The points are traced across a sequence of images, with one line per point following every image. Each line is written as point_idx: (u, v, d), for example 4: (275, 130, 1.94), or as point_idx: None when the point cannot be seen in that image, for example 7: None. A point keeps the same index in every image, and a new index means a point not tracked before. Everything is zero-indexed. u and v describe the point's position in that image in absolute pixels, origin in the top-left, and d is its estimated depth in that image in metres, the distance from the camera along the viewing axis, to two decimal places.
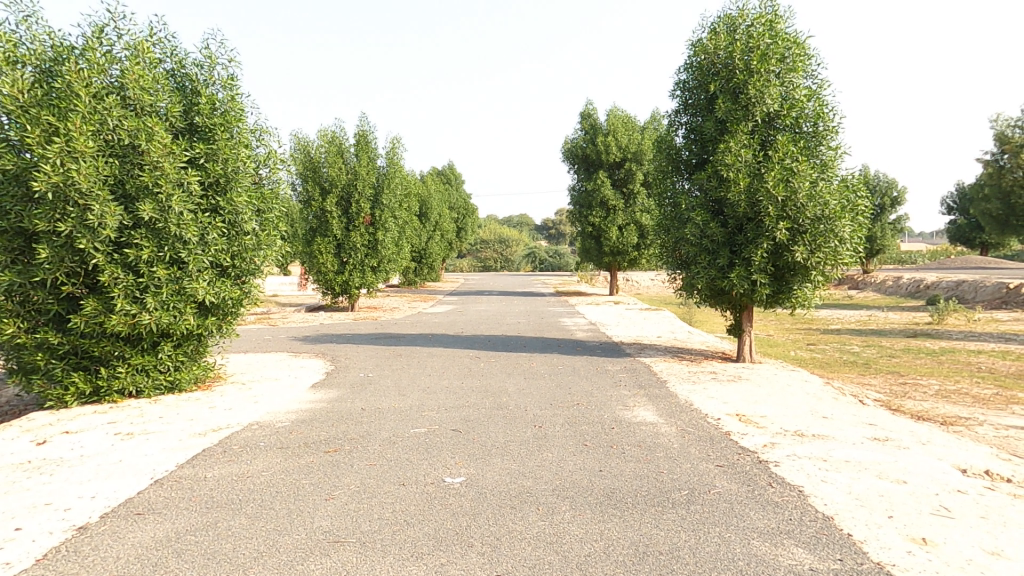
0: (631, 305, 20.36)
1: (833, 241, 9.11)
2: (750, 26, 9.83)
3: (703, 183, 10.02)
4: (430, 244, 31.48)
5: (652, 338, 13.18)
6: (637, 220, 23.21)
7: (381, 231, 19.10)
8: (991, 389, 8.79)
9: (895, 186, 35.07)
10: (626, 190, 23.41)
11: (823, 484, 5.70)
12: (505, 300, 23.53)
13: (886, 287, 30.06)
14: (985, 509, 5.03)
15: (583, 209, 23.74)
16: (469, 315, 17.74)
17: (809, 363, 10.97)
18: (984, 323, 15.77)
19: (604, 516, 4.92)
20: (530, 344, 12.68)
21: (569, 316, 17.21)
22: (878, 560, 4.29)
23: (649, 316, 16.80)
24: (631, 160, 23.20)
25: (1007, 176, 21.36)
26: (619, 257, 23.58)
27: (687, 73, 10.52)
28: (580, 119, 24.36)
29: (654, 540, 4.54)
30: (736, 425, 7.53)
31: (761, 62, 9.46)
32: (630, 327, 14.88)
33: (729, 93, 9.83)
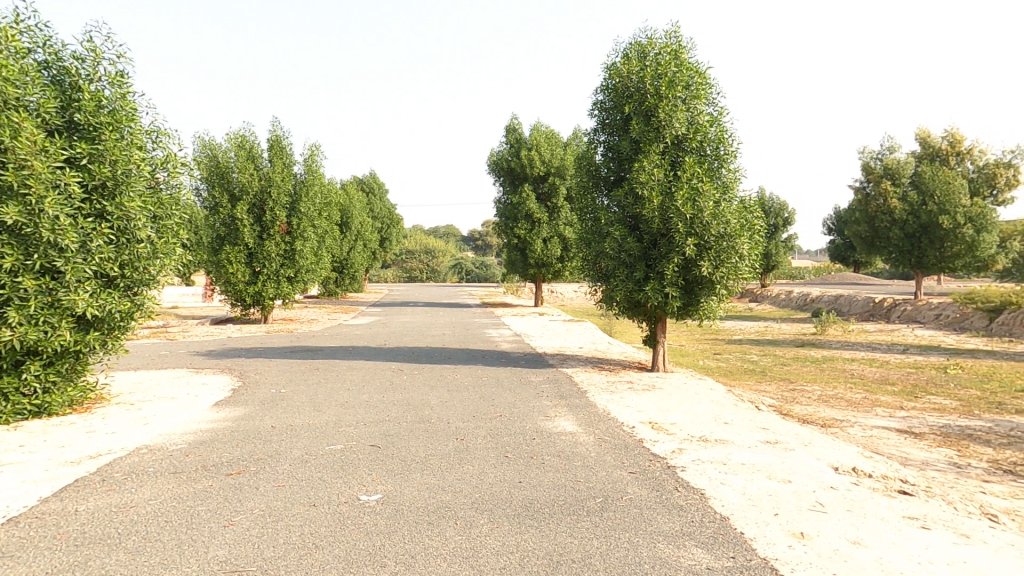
0: (555, 316, 20.84)
1: (734, 256, 9.79)
2: (658, 53, 10.45)
3: (620, 200, 10.45)
4: (352, 254, 30.57)
5: (574, 349, 13.53)
6: (561, 234, 23.76)
7: (298, 240, 18.29)
8: (861, 393, 9.81)
9: (786, 208, 38.34)
10: (550, 204, 23.97)
11: (722, 486, 6.07)
12: (431, 311, 23.32)
13: (781, 299, 32.72)
14: (851, 503, 5.57)
15: (509, 221, 24.11)
16: (392, 326, 17.34)
17: (714, 372, 11.70)
18: (858, 334, 17.58)
19: (520, 527, 4.96)
20: (455, 356, 12.60)
21: (493, 327, 17.30)
22: (764, 556, 4.62)
23: (572, 326, 17.26)
24: (555, 174, 23.72)
25: (872, 202, 25.02)
26: (544, 269, 24.11)
27: (603, 94, 11.01)
28: (505, 132, 24.74)
29: (568, 548, 4.63)
30: (649, 433, 7.84)
31: (669, 88, 10.06)
32: (554, 338, 15.19)
33: (642, 115, 10.38)
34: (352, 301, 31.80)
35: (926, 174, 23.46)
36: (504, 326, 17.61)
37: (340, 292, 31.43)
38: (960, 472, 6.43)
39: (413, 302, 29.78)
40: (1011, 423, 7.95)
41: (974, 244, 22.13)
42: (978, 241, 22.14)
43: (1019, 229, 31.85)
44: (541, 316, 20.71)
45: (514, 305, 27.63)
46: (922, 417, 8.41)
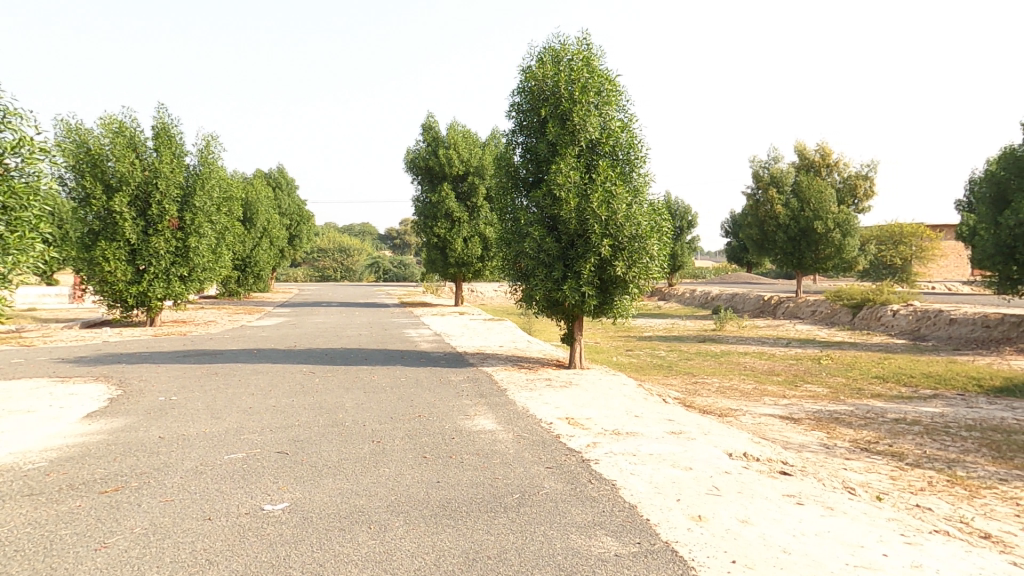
0: (475, 315, 20.83)
1: (645, 257, 10.22)
2: (570, 59, 10.74)
3: (539, 201, 10.58)
4: (257, 252, 28.68)
5: (494, 348, 13.57)
6: (480, 233, 23.77)
7: (192, 236, 16.88)
8: (753, 384, 10.74)
9: (691, 212, 40.83)
10: (470, 203, 23.92)
11: (632, 476, 6.33)
12: (346, 311, 22.44)
13: (686, 298, 34.98)
14: (742, 485, 6.04)
15: (428, 220, 23.79)
16: (302, 327, 16.45)
17: (626, 368, 12.24)
18: (751, 329, 19.20)
19: (437, 528, 4.79)
20: (371, 357, 12.16)
21: (412, 327, 16.96)
22: (666, 539, 4.88)
23: (491, 325, 17.33)
24: (473, 174, 23.67)
25: (761, 207, 27.12)
26: (464, 268, 24.05)
27: (520, 96, 11.13)
28: (422, 130, 24.34)
29: (484, 545, 4.58)
30: (565, 428, 7.91)
31: (582, 94, 10.36)
32: (474, 337, 15.14)
33: (557, 119, 10.61)
34: (257, 302, 29.86)
35: (803, 183, 25.98)
36: (423, 326, 17.32)
37: (243, 293, 29.41)
38: (829, 452, 7.21)
39: (327, 302, 28.51)
40: (869, 406, 9.05)
41: (842, 247, 25.14)
42: (844, 244, 25.09)
43: (875, 234, 36.18)
44: (461, 315, 20.58)
45: (433, 304, 27.27)
46: (801, 404, 9.34)
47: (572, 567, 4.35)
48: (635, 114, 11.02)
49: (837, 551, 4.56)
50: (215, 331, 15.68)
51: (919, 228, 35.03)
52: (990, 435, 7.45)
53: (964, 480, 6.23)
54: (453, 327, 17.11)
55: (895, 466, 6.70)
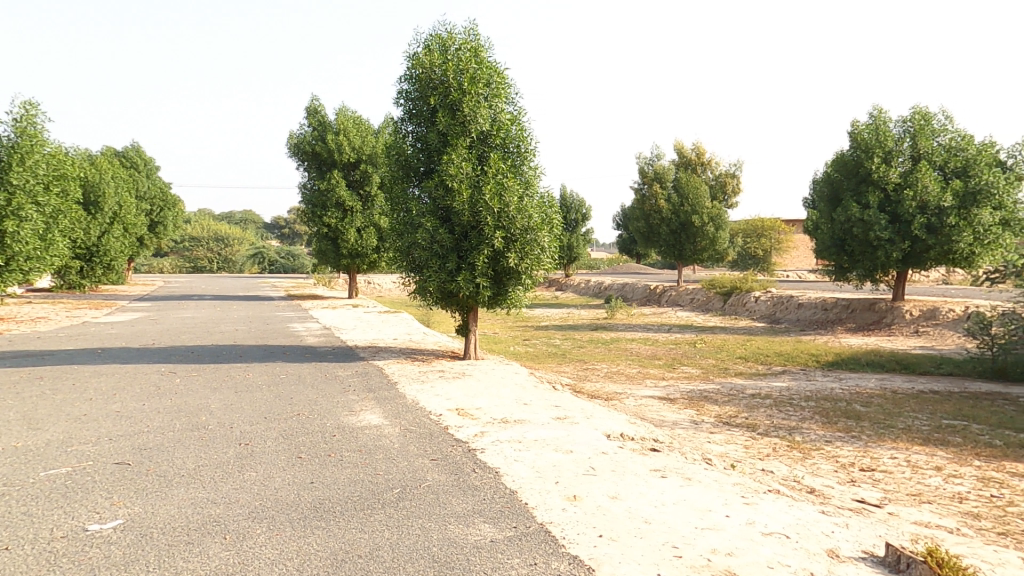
0: (371, 308, 20.19)
1: (537, 249, 10.41)
2: (459, 49, 10.68)
3: (431, 192, 10.42)
4: (106, 241, 25.50)
5: (387, 341, 13.24)
6: (375, 223, 23.01)
7: (11, 220, 14.62)
8: (637, 368, 11.45)
9: (585, 205, 42.16)
10: (363, 192, 23.07)
11: (515, 462, 6.43)
12: (221, 306, 20.68)
13: (582, 288, 36.57)
14: (617, 464, 6.40)
15: (317, 209, 22.60)
16: (165, 324, 14.87)
17: (522, 357, 12.51)
18: (637, 317, 20.49)
19: (305, 530, 4.51)
20: (246, 354, 11.29)
21: (299, 321, 16.04)
22: (541, 521, 5.04)
23: (387, 318, 16.89)
24: (366, 162, 22.82)
25: (646, 201, 29.01)
26: (358, 259, 23.26)
27: (409, 84, 10.88)
28: (307, 114, 23.01)
29: (356, 544, 4.40)
30: (454, 419, 7.83)
31: (471, 85, 10.36)
32: (367, 330, 14.66)
33: (447, 108, 10.51)
34: (110, 296, 26.58)
35: (682, 179, 28.09)
36: (312, 320, 16.45)
37: (90, 285, 26.03)
38: (696, 428, 7.89)
39: (200, 296, 26.00)
40: (732, 384, 10.04)
41: (715, 239, 27.65)
42: (717, 237, 27.63)
43: (743, 228, 40.28)
44: (356, 308, 19.83)
45: (326, 297, 26.07)
46: (677, 385, 10.12)
47: (447, 558, 4.31)
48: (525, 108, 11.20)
49: (689, 517, 5.00)
50: (49, 329, 13.68)
51: (777, 222, 39.53)
52: (822, 403, 8.59)
53: (801, 444, 7.11)
54: (344, 321, 16.41)
55: (748, 436, 7.49)
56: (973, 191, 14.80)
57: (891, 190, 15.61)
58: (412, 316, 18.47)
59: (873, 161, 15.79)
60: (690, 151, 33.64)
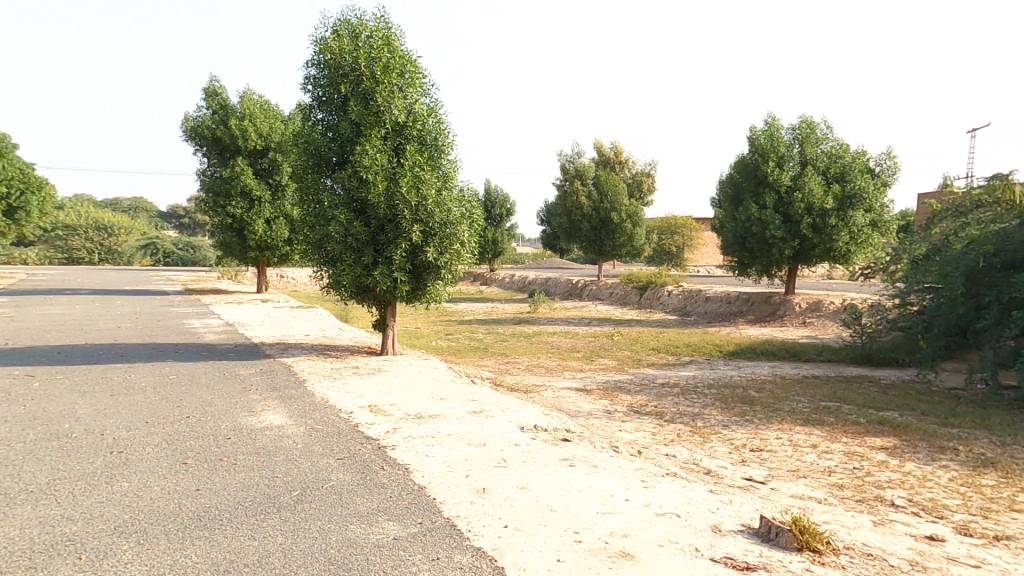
0: (283, 303, 19.16)
1: (456, 243, 10.31)
2: (371, 36, 10.35)
3: (344, 183, 10.03)
4: None
5: (298, 337, 12.62)
6: (286, 214, 21.95)
7: None
8: (556, 361, 11.69)
9: (509, 200, 41.66)
10: (272, 181, 21.91)
11: (426, 458, 6.27)
12: (103, 301, 18.73)
13: (506, 282, 36.87)
14: (528, 456, 6.45)
15: (219, 197, 21.13)
16: (26, 321, 13.19)
17: (444, 351, 12.40)
18: (559, 311, 20.96)
19: (182, 542, 4.15)
20: (128, 354, 10.29)
21: (197, 318, 14.89)
22: (448, 515, 4.91)
23: (300, 313, 16.13)
24: (275, 150, 21.63)
25: (568, 197, 29.75)
26: (267, 252, 22.11)
27: (319, 70, 10.41)
28: (205, 95, 21.36)
29: (243, 552, 4.09)
30: (366, 416, 7.56)
31: (384, 74, 10.06)
32: (275, 326, 13.90)
33: (359, 97, 10.17)
34: None
35: (602, 177, 29.04)
36: (212, 315, 15.34)
37: None
38: (609, 418, 8.15)
39: (76, 290, 23.33)
40: (644, 374, 10.50)
41: (632, 236, 28.83)
42: (634, 233, 28.84)
43: (658, 226, 42.43)
44: (265, 303, 18.72)
45: (232, 291, 24.48)
46: (594, 377, 10.44)
47: (344, 559, 4.10)
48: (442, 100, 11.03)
49: (592, 504, 5.12)
50: None
51: (688, 220, 42.00)
52: (723, 390, 9.18)
53: (702, 429, 7.54)
54: (250, 317, 15.45)
55: (656, 424, 7.85)
56: (849, 195, 16.41)
57: (784, 192, 16.99)
58: (328, 311, 17.78)
59: (769, 164, 17.11)
60: (608, 150, 34.78)
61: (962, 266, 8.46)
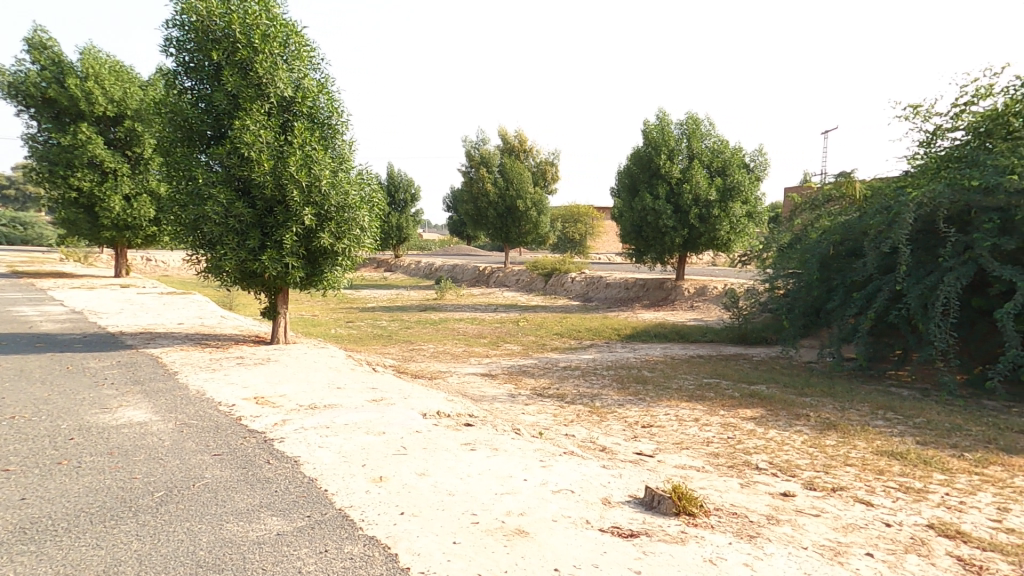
0: (151, 289, 17.14)
1: (356, 229, 9.82)
2: (246, 1, 9.49)
3: (222, 159, 9.15)
4: None
5: (168, 326, 11.40)
6: (151, 191, 19.81)
7: None
8: (462, 347, 11.67)
9: (413, 185, 40.82)
10: (130, 153, 19.62)
11: (319, 449, 5.93)
12: None
13: (412, 268, 36.13)
14: (429, 442, 6.33)
15: (61, 169, 18.46)
16: None
17: (344, 340, 11.86)
18: (466, 297, 20.96)
19: (3, 560, 3.58)
20: None
21: (37, 307, 12.89)
22: (340, 506, 4.67)
23: (171, 300, 14.60)
24: (132, 118, 19.32)
25: (474, 184, 29.74)
26: (128, 232, 19.96)
27: (183, 33, 9.41)
28: (32, 49, 18.41)
29: (85, 564, 3.60)
30: (251, 409, 7.01)
31: (264, 43, 9.27)
32: (137, 314, 12.43)
33: (235, 67, 9.32)
34: None
35: (508, 165, 29.32)
36: (56, 304, 13.35)
37: None
38: (512, 401, 8.28)
39: None
40: (548, 358, 10.80)
41: (538, 224, 29.46)
42: (540, 221, 29.48)
43: (563, 214, 43.80)
44: (126, 289, 16.63)
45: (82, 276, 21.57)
46: (499, 361, 10.55)
47: (215, 560, 3.75)
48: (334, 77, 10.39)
49: (491, 485, 5.14)
50: None
51: (591, 209, 43.82)
52: (619, 371, 9.70)
53: (599, 408, 7.90)
54: (108, 304, 13.63)
55: (557, 405, 8.10)
56: (729, 188, 17.95)
57: (674, 183, 18.25)
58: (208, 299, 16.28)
59: (661, 157, 18.29)
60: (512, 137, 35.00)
61: (817, 255, 9.58)
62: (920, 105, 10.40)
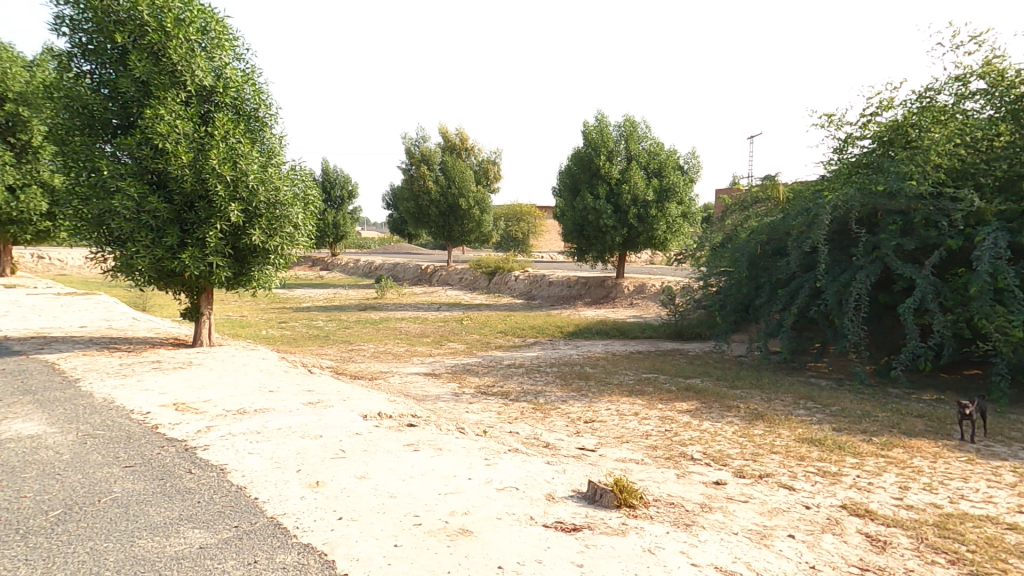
0: (46, 290, 15.45)
1: (289, 226, 9.37)
2: None
3: (130, 150, 8.43)
4: None
5: (69, 330, 10.35)
6: (42, 182, 17.93)
7: None
8: (405, 346, 11.41)
9: (350, 181, 39.59)
10: (14, 140, 17.72)
11: (249, 455, 5.57)
12: None
13: (350, 267, 35.01)
14: (369, 444, 6.10)
15: None
16: None
17: (276, 341, 11.27)
18: (407, 296, 20.54)
19: None
20: None
21: None
22: (272, 514, 4.40)
23: (71, 302, 13.27)
24: (14, 101, 17.41)
25: (415, 181, 29.27)
26: (16, 226, 18.16)
27: (79, 11, 8.63)
28: None
29: None
30: (169, 416, 6.48)
31: (176, 27, 8.62)
32: (29, 317, 11.19)
33: (143, 51, 8.61)
34: None
35: (449, 162, 29.07)
36: None
37: None
38: (456, 400, 8.17)
39: None
40: (492, 356, 10.76)
41: (481, 222, 29.37)
42: (483, 220, 29.40)
43: (506, 213, 43.96)
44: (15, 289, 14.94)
45: None
46: (442, 360, 10.39)
47: None
48: (259, 67, 9.92)
49: (435, 486, 5.02)
50: None
51: (533, 208, 44.26)
52: (563, 368, 9.81)
53: (543, 405, 7.95)
54: None
55: (501, 403, 8.07)
56: (666, 188, 18.67)
57: (614, 183, 18.79)
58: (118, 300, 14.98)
59: (601, 158, 18.81)
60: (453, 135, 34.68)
61: (745, 254, 10.14)
62: (834, 114, 11.30)
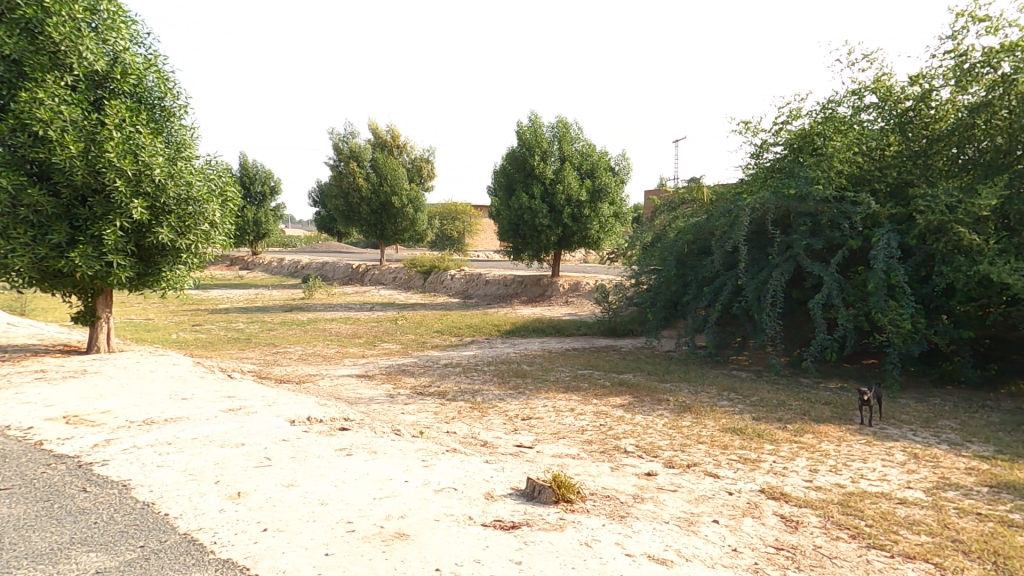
0: None
1: (204, 224, 8.72)
2: None
3: (2, 136, 7.45)
4: None
5: None
6: None
7: None
8: (335, 348, 10.90)
9: (272, 177, 37.50)
10: None
11: (157, 469, 5.04)
12: None
13: (274, 267, 33.16)
14: (297, 450, 5.73)
15: None
16: None
17: (190, 345, 10.38)
18: (336, 296, 19.71)
19: None
20: None
21: None
22: (184, 530, 3.99)
23: None
24: None
25: (343, 177, 28.26)
26: None
27: None
28: None
29: None
30: (59, 431, 5.74)
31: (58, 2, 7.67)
32: None
33: (14, 26, 7.58)
34: None
35: (380, 159, 28.29)
36: None
37: None
38: (391, 401, 7.90)
39: None
40: (428, 356, 10.53)
41: (414, 221, 28.77)
42: (417, 218, 28.82)
43: (440, 212, 43.46)
44: None
45: None
46: (376, 361, 10.03)
47: None
48: (161, 53, 9.10)
49: (369, 490, 4.78)
50: None
51: (468, 208, 44.10)
52: (500, 366, 9.78)
53: (480, 403, 7.87)
54: None
55: (438, 403, 7.89)
56: (598, 189, 19.17)
57: (548, 183, 19.05)
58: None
59: (535, 158, 19.05)
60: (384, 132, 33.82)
61: (674, 253, 10.62)
62: (750, 121, 12.11)
